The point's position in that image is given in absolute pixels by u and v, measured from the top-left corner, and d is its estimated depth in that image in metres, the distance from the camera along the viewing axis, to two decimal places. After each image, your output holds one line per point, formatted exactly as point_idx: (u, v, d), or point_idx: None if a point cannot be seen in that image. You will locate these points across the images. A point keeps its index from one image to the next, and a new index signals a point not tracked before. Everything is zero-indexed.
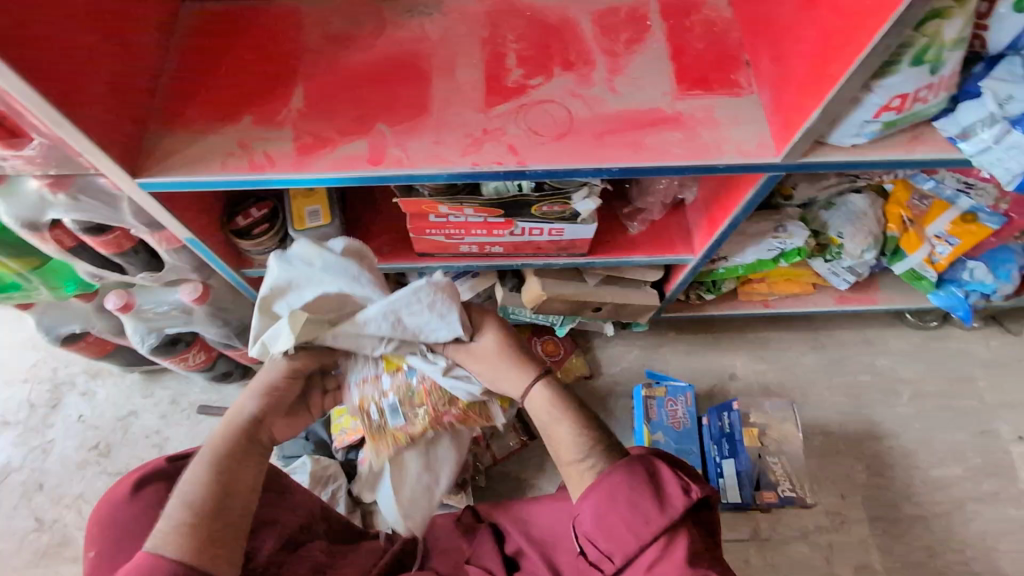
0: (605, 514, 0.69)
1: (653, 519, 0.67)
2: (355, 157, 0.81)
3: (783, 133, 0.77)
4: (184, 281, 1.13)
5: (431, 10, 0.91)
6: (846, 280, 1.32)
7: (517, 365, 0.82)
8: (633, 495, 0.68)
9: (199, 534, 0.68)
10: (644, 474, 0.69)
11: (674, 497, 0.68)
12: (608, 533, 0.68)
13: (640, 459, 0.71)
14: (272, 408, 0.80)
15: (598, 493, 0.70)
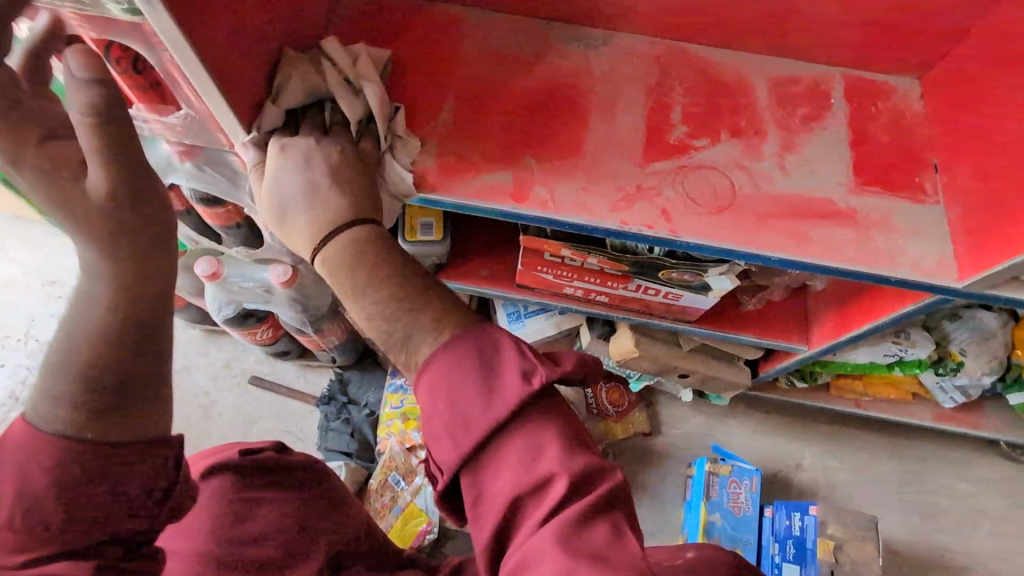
0: (460, 434, 0.46)
1: (472, 422, 0.46)
2: (497, 189, 0.76)
3: (972, 259, 0.70)
4: (276, 261, 1.12)
5: (599, 43, 0.84)
6: (954, 398, 1.21)
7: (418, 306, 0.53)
8: (456, 383, 0.47)
9: (75, 381, 0.46)
10: (470, 358, 0.48)
11: (507, 386, 0.47)
12: (448, 448, 0.47)
13: (476, 342, 0.49)
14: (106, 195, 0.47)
15: (454, 388, 0.47)
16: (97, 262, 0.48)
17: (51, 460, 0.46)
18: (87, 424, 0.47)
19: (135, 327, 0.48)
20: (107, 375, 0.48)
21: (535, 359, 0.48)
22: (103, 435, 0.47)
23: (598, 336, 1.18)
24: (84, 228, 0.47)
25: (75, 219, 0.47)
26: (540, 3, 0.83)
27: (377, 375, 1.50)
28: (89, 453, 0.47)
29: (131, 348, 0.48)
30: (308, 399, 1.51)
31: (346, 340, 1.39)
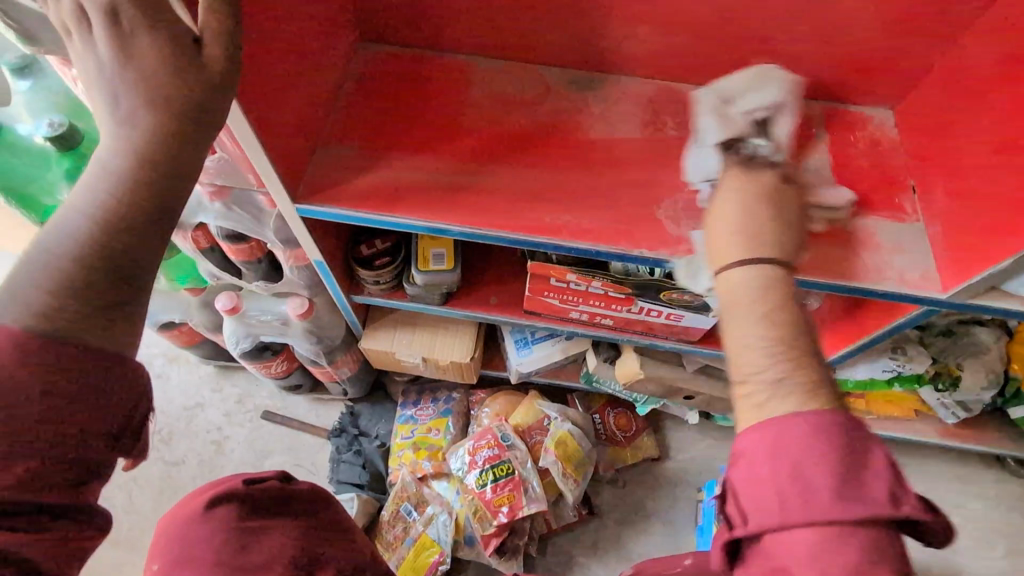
0: (796, 498, 0.45)
1: (816, 496, 0.45)
2: (506, 218, 0.81)
3: (953, 271, 0.75)
4: (293, 294, 1.16)
5: (596, 85, 0.92)
6: (956, 414, 1.23)
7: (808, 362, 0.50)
8: (806, 456, 0.46)
9: (62, 267, 0.43)
10: (850, 443, 0.46)
11: (801, 446, 0.47)
12: (770, 508, 0.46)
13: (851, 429, 0.47)
14: (146, 78, 0.47)
15: (796, 447, 0.47)
16: (114, 157, 0.47)
17: (34, 346, 0.42)
18: (84, 300, 0.43)
19: (124, 235, 0.45)
20: (107, 259, 0.44)
21: (907, 487, 0.46)
22: (99, 335, 0.44)
23: (604, 360, 1.22)
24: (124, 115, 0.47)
25: (143, 84, 0.47)
26: (541, 51, 0.91)
27: (387, 406, 1.53)
28: (82, 351, 0.43)
29: (124, 258, 0.45)
30: (320, 433, 1.53)
31: (358, 371, 1.42)
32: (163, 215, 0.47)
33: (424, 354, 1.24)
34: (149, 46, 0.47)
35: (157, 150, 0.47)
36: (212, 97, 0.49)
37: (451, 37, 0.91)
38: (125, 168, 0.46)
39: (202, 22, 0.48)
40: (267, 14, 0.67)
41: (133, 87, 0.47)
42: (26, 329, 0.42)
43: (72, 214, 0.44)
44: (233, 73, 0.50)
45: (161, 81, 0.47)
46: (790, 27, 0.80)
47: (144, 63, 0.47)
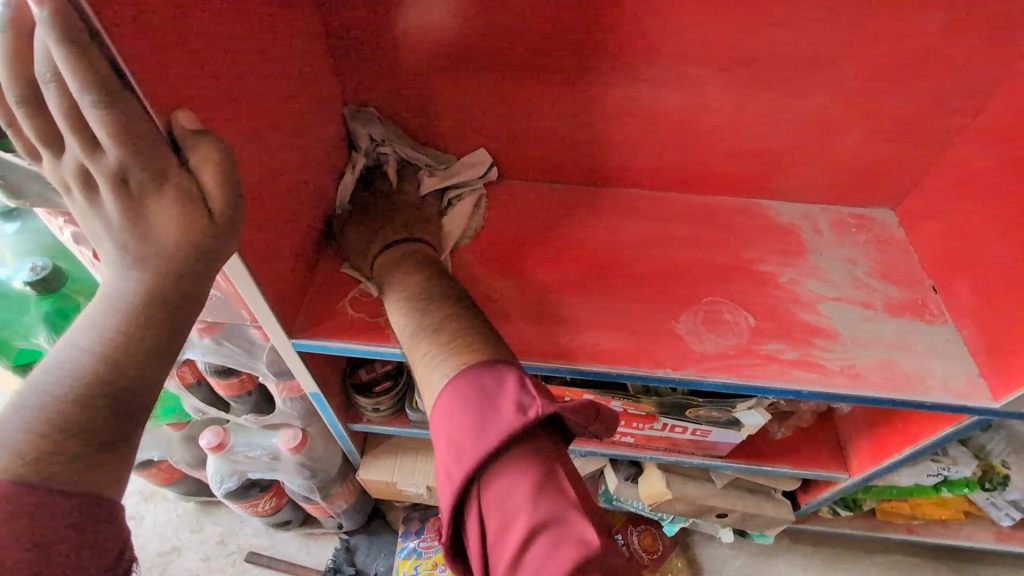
0: (453, 467, 0.48)
1: (468, 447, 0.48)
2: (518, 343, 0.76)
3: (1002, 377, 0.70)
4: (286, 426, 1.08)
5: (598, 198, 0.91)
6: (1010, 515, 1.14)
7: (433, 335, 0.58)
8: (456, 413, 0.50)
9: (49, 422, 0.46)
10: (475, 396, 0.50)
11: (502, 418, 0.48)
12: (443, 476, 0.49)
13: (481, 377, 0.51)
14: (149, 244, 0.49)
15: (451, 423, 0.50)
16: (115, 310, 0.49)
17: (17, 495, 0.43)
18: (84, 441, 0.47)
19: (115, 390, 0.49)
20: (110, 405, 0.48)
21: (535, 395, 0.49)
22: (81, 480, 0.46)
23: (625, 478, 1.12)
24: (130, 272, 0.50)
25: (149, 251, 0.49)
26: (542, 168, 0.91)
27: (388, 538, 1.39)
28: (60, 495, 0.45)
29: (112, 411, 0.48)
30: (311, 575, 1.36)
31: (355, 502, 1.30)
32: (168, 350, 0.51)
33: (428, 483, 1.13)
34: (160, 205, 0.48)
35: (158, 307, 0.50)
36: (221, 245, 0.51)
37: (448, 160, 0.91)
38: (134, 316, 0.49)
39: (206, 179, 0.49)
40: (268, 158, 0.65)
41: (143, 241, 0.49)
42: (20, 475, 0.44)
43: (63, 369, 0.48)
44: (239, 218, 0.52)
45: (170, 236, 0.49)
46: (788, 138, 0.81)
47: (156, 222, 0.48)
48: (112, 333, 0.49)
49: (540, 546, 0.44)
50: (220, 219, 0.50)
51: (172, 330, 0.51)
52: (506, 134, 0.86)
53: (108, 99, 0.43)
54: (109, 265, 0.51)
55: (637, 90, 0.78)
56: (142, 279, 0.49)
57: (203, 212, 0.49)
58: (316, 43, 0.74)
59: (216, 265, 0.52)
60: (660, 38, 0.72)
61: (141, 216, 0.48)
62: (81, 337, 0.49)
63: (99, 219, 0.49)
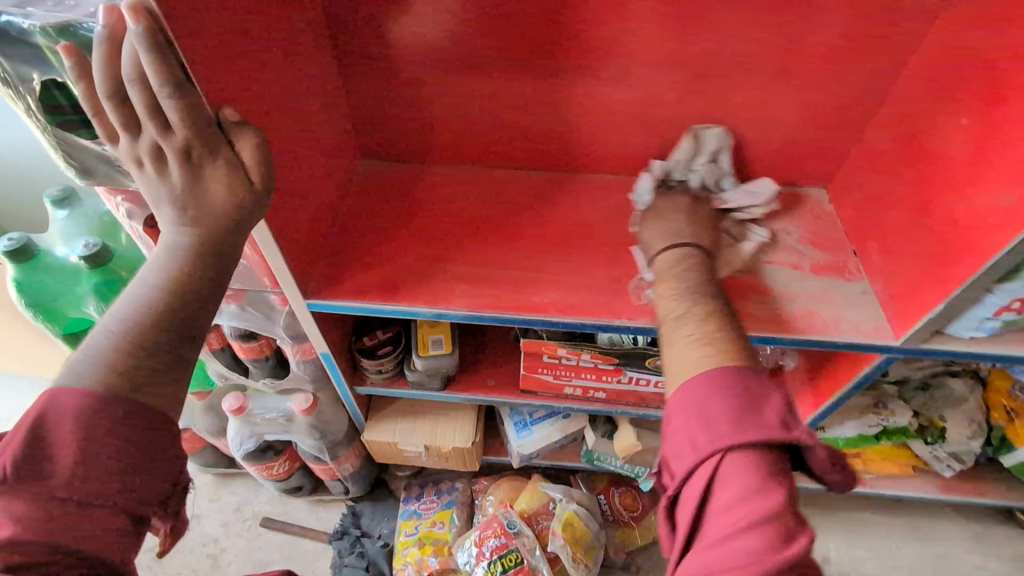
0: (697, 440, 0.55)
1: (716, 431, 0.55)
2: (497, 300, 0.90)
3: (902, 319, 0.83)
4: (299, 390, 1.22)
5: (569, 182, 1.05)
6: (951, 467, 1.25)
7: (697, 322, 0.65)
8: (703, 405, 0.56)
9: (131, 343, 0.56)
10: (739, 394, 0.56)
11: (766, 415, 0.55)
12: (682, 453, 0.56)
13: (740, 378, 0.57)
14: (205, 203, 0.63)
15: (705, 405, 0.56)
16: (179, 256, 0.62)
17: (108, 402, 0.52)
18: (160, 360, 0.56)
19: (180, 318, 0.59)
20: (176, 326, 0.59)
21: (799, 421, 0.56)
22: (154, 395, 0.55)
23: (602, 435, 1.25)
24: (188, 226, 0.63)
25: (205, 210, 0.63)
26: (520, 157, 1.05)
27: (390, 503, 1.52)
28: (140, 408, 0.53)
29: (178, 337, 0.58)
30: (320, 537, 1.49)
31: (360, 466, 1.43)
32: (216, 290, 0.64)
33: (426, 442, 1.26)
34: (214, 174, 0.63)
35: (211, 254, 0.63)
36: (257, 207, 0.66)
37: (439, 150, 1.06)
38: (191, 261, 0.62)
39: (246, 157, 0.64)
40: (286, 143, 0.80)
41: (197, 203, 0.63)
42: (111, 387, 0.53)
43: (139, 302, 0.59)
44: (269, 189, 0.67)
45: (221, 198, 0.64)
46: (727, 125, 0.95)
47: (210, 187, 0.63)
48: (176, 273, 0.61)
49: (750, 524, 0.49)
50: (258, 187, 0.65)
51: (221, 273, 0.64)
52: (488, 127, 1.01)
53: (179, 92, 0.58)
54: (172, 221, 0.63)
55: (596, 87, 0.92)
56: (199, 230, 0.63)
57: (245, 179, 0.65)
58: (327, 53, 0.89)
59: (253, 223, 0.67)
60: (611, 43, 0.86)
61: (200, 182, 0.63)
62: (152, 278, 0.61)
63: (165, 185, 0.63)
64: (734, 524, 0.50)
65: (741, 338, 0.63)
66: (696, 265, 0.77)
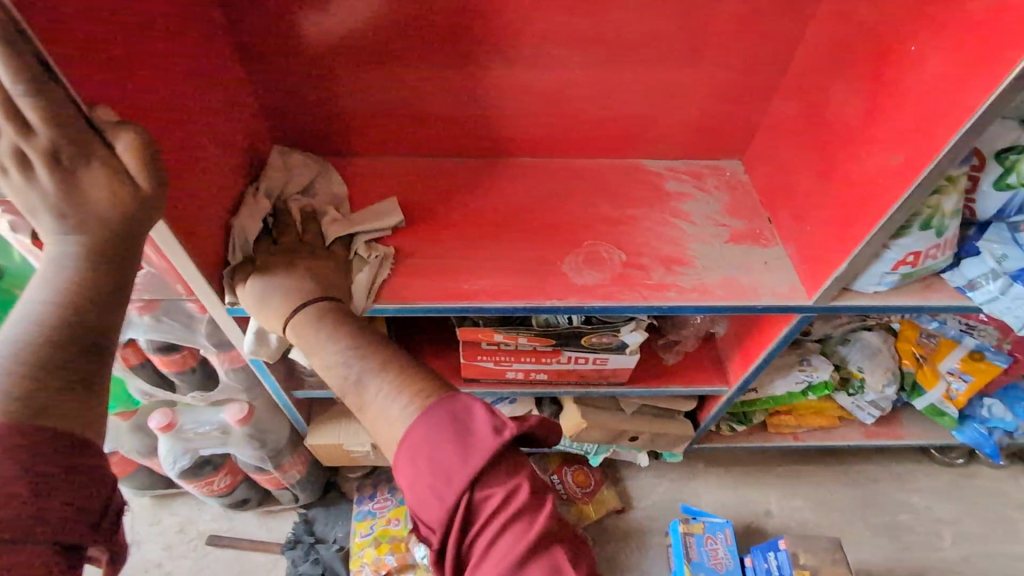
0: (442, 490, 0.49)
1: (456, 469, 0.49)
2: (428, 291, 0.88)
3: (812, 280, 0.88)
4: (232, 400, 1.17)
5: (495, 167, 1.05)
6: (871, 414, 1.35)
7: (387, 379, 0.59)
8: (434, 444, 0.51)
9: (20, 363, 0.49)
10: (450, 427, 0.51)
11: (480, 439, 0.50)
12: (428, 500, 0.49)
13: (448, 404, 0.53)
14: (89, 207, 0.58)
15: (432, 448, 0.51)
16: (68, 265, 0.56)
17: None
18: (59, 376, 0.49)
19: (76, 328, 0.53)
20: (77, 330, 0.53)
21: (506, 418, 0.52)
22: (59, 412, 0.47)
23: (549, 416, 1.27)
24: (72, 233, 0.58)
25: (88, 213, 0.58)
26: (443, 145, 1.04)
27: (343, 506, 1.48)
28: (41, 431, 0.46)
29: (78, 347, 0.52)
30: (272, 548, 1.44)
31: (307, 472, 1.38)
32: (118, 295, 0.57)
33: (372, 441, 1.23)
34: (90, 175, 0.58)
35: (105, 259, 0.58)
36: (149, 207, 0.61)
37: (358, 141, 1.02)
38: (84, 267, 0.57)
39: (125, 157, 0.60)
40: (182, 142, 0.75)
41: (78, 209, 0.58)
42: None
43: (25, 318, 0.52)
44: (161, 190, 0.63)
45: (102, 200, 0.59)
46: (643, 103, 0.97)
47: (89, 189, 0.58)
48: (64, 282, 0.55)
49: (509, 534, 0.47)
50: (144, 186, 0.61)
51: (120, 277, 0.58)
52: (405, 114, 0.98)
53: (37, 89, 0.55)
54: (55, 232, 0.58)
55: (511, 69, 0.91)
56: (88, 236, 0.58)
57: (129, 180, 0.60)
58: (225, 44, 0.85)
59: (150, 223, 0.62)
60: (520, 25, 0.86)
61: (78, 186, 0.58)
62: (40, 291, 0.54)
63: (38, 195, 0.58)
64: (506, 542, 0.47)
65: (434, 375, 0.59)
66: (359, 330, 0.69)
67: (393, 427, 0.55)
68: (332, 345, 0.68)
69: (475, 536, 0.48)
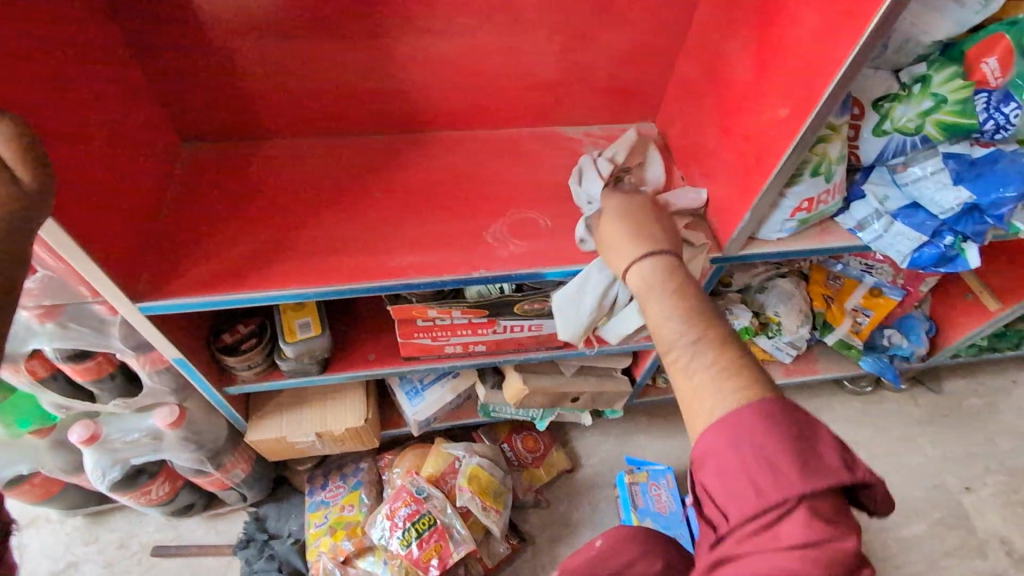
0: (763, 488, 0.52)
1: (783, 476, 0.51)
2: (353, 271, 0.87)
3: (722, 232, 0.94)
4: (160, 405, 1.11)
5: (415, 142, 1.04)
6: (789, 352, 1.46)
7: (709, 349, 0.61)
8: (762, 438, 0.53)
9: None
10: (796, 435, 0.53)
11: (827, 460, 0.52)
12: (743, 491, 0.53)
13: (790, 416, 0.55)
14: None
15: (765, 444, 0.53)
16: None
17: None
18: None
19: None
20: None
21: (857, 459, 0.53)
22: None
23: (492, 386, 1.30)
24: None
25: None
26: (359, 121, 1.01)
27: (296, 500, 1.46)
28: None
29: None
30: (223, 551, 1.40)
31: (253, 470, 1.35)
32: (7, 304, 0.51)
33: (316, 430, 1.21)
34: None
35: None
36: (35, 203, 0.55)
37: (269, 122, 0.99)
38: None
39: (1, 151, 0.53)
40: (63, 130, 0.69)
41: None
42: None
43: None
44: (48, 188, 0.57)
45: None
46: (554, 69, 0.98)
47: None
48: None
49: (791, 534, 0.49)
50: (27, 180, 0.55)
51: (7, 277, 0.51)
52: (315, 91, 0.95)
53: None
54: None
55: (419, 39, 0.90)
56: None
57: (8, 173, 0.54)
58: (107, 23, 0.79)
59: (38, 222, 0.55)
60: None
61: None
62: None
63: None
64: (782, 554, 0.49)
65: (756, 364, 0.60)
66: (677, 269, 0.70)
67: (706, 397, 0.59)
68: (679, 298, 0.66)
69: (744, 525, 0.52)
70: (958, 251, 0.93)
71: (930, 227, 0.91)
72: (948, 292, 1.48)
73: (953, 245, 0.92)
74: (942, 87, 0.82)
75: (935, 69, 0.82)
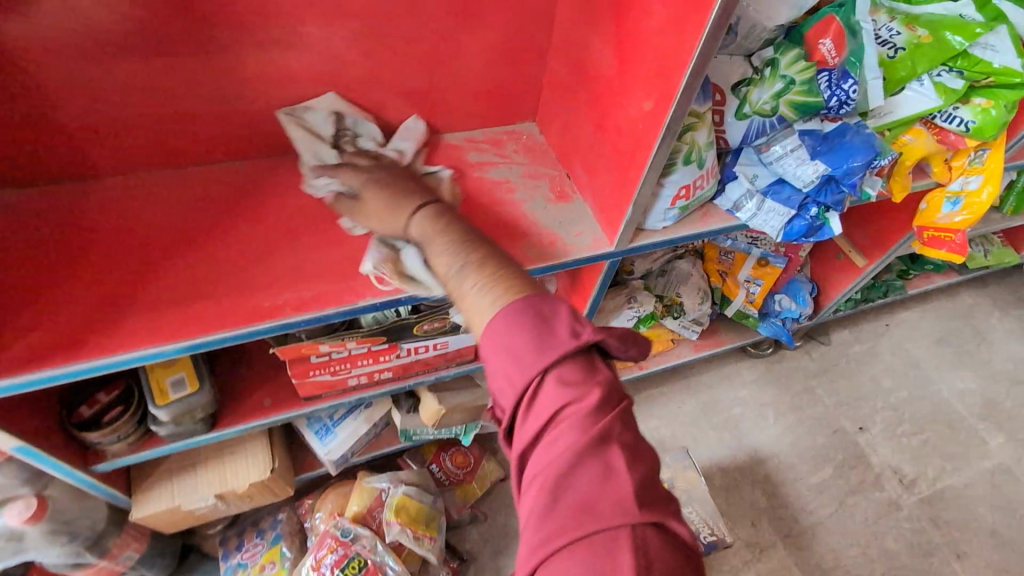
0: (521, 380, 0.52)
1: (530, 361, 0.52)
2: (220, 318, 0.77)
3: (610, 227, 0.94)
4: (12, 498, 0.94)
5: (280, 165, 0.95)
6: (695, 330, 1.51)
7: (474, 268, 0.60)
8: (512, 337, 0.53)
9: None
10: (530, 322, 0.53)
11: (559, 337, 0.52)
12: (506, 392, 0.53)
13: (532, 305, 0.54)
14: None
15: (509, 341, 0.52)
16: None
17: None
18: None
19: None
20: None
21: (586, 323, 0.54)
22: None
23: (408, 411, 1.24)
24: None
25: None
26: (212, 147, 0.91)
27: (208, 568, 1.32)
28: None
29: None
30: None
31: (149, 547, 1.20)
32: None
33: (216, 492, 1.09)
34: None
35: None
36: None
37: (102, 159, 0.86)
38: None
39: None
40: None
41: None
42: None
43: None
44: None
45: None
46: (421, 75, 0.94)
47: None
48: None
49: (564, 425, 0.50)
50: None
51: None
52: (154, 120, 0.85)
53: None
54: None
55: (263, 52, 0.83)
56: None
57: None
58: None
59: None
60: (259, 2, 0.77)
61: None
62: None
63: None
64: (564, 436, 0.49)
65: (519, 269, 0.59)
66: (447, 215, 0.71)
67: (478, 315, 0.56)
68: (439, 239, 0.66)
69: (534, 424, 0.51)
70: (823, 221, 0.99)
71: (796, 201, 0.96)
72: (824, 253, 1.60)
73: (818, 215, 0.98)
74: (788, 69, 0.86)
75: (781, 52, 0.87)
